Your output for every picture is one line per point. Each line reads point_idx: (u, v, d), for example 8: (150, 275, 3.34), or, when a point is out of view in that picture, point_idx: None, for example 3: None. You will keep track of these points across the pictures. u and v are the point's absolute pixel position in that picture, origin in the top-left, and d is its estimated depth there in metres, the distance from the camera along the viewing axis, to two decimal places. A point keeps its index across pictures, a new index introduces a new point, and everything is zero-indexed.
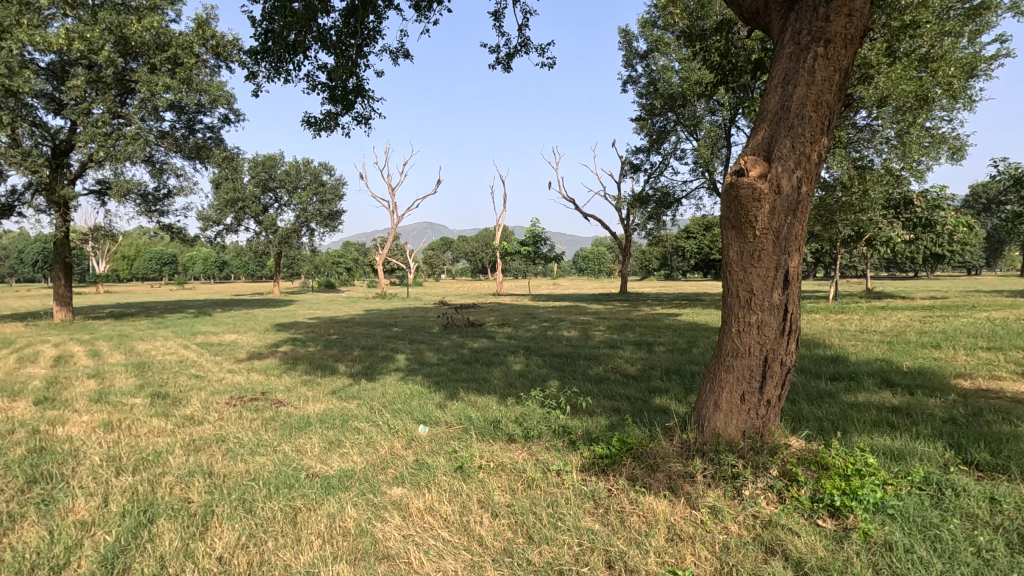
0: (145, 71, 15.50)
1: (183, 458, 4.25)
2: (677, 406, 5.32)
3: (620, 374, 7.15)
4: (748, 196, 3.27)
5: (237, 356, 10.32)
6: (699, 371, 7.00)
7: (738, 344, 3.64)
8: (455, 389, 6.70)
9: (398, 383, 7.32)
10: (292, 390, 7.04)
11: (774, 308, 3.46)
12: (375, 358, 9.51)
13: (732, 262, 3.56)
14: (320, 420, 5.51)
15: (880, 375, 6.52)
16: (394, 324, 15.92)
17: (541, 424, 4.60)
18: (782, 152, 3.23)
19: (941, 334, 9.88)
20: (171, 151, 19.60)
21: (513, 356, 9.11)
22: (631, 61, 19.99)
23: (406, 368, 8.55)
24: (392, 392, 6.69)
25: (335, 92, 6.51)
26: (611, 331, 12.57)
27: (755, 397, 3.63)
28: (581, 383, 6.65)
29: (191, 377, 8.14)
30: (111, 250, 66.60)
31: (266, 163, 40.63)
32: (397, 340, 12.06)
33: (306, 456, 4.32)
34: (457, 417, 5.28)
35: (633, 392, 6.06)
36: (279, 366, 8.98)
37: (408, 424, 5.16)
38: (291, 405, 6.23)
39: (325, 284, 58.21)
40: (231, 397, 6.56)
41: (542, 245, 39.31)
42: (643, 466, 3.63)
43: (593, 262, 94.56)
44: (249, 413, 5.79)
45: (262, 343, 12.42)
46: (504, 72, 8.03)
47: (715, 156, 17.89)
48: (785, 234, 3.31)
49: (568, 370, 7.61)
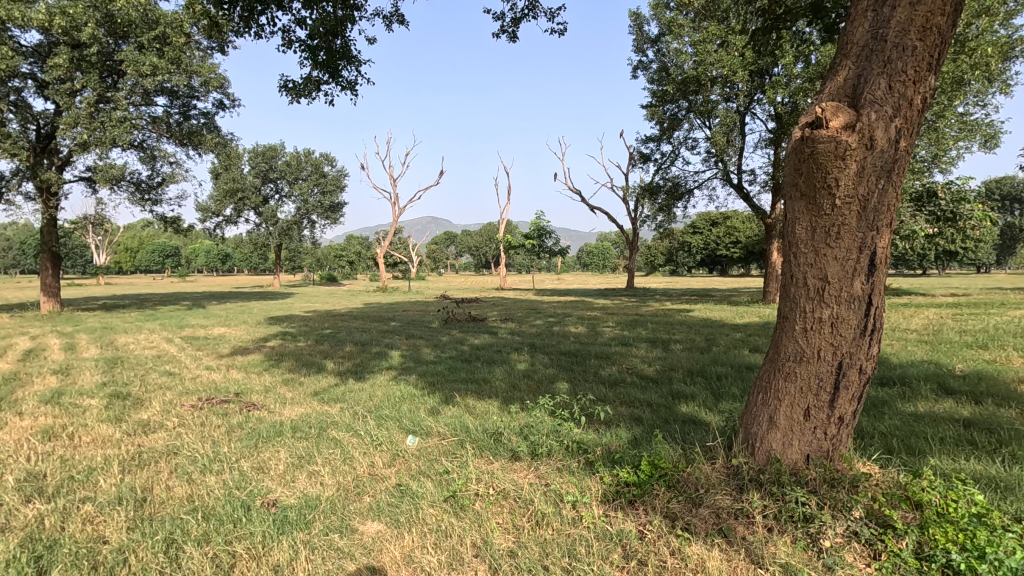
0: (132, 51, 14.73)
1: (118, 478, 3.52)
2: (708, 416, 4.58)
3: (636, 375, 6.41)
4: (828, 152, 2.50)
5: (220, 351, 9.60)
6: (725, 373, 6.23)
7: (803, 347, 2.88)
8: (452, 391, 5.94)
9: (389, 384, 6.56)
10: (270, 392, 6.29)
11: (853, 301, 2.69)
12: (368, 355, 8.77)
13: (799, 242, 2.79)
14: (295, 427, 4.77)
15: (935, 380, 5.74)
16: (391, 319, 15.21)
17: (551, 437, 3.85)
18: (875, 95, 2.45)
19: (984, 334, 9.05)
20: (162, 137, 18.88)
21: (516, 354, 8.34)
22: (642, 45, 19.07)
23: (399, 366, 7.80)
24: (380, 394, 5.93)
25: (318, 54, 5.75)
26: (621, 328, 11.76)
27: (823, 412, 2.89)
28: (594, 386, 5.89)
29: (163, 374, 7.40)
30: (112, 241, 66.09)
31: (266, 154, 39.91)
32: (393, 335, 11.30)
33: (268, 477, 3.58)
34: (452, 426, 4.53)
35: (655, 398, 5.30)
36: (262, 363, 8.27)
37: (395, 435, 4.42)
38: (265, 409, 5.48)
39: (327, 277, 57.62)
40: (199, 399, 5.82)
41: (547, 238, 38.50)
42: (682, 498, 2.89)
43: (598, 258, 93.69)
44: (215, 419, 5.05)
45: (251, 337, 11.72)
46: (510, 41, 7.30)
47: (730, 145, 17.01)
48: (874, 204, 2.53)
49: (578, 371, 6.88)
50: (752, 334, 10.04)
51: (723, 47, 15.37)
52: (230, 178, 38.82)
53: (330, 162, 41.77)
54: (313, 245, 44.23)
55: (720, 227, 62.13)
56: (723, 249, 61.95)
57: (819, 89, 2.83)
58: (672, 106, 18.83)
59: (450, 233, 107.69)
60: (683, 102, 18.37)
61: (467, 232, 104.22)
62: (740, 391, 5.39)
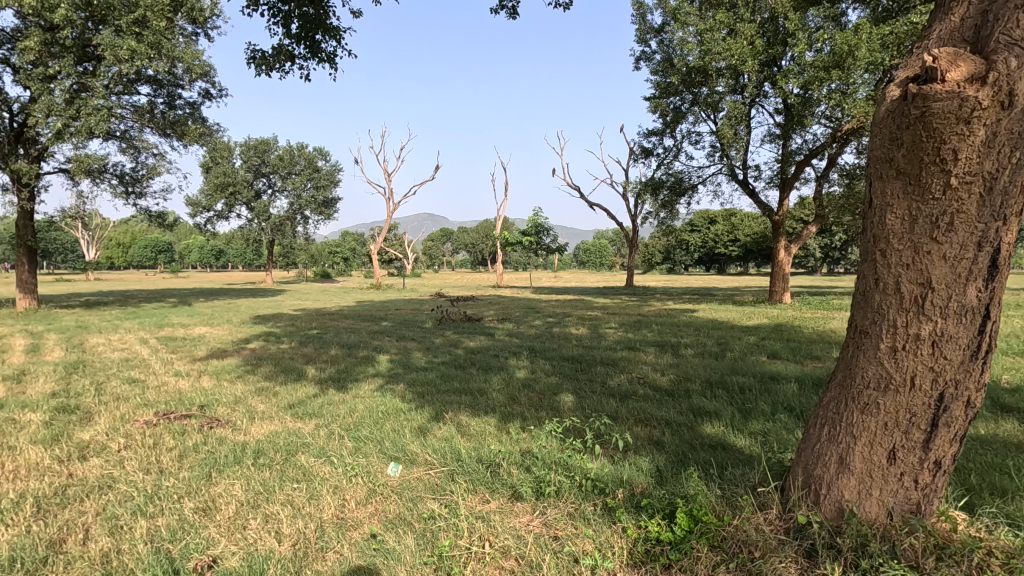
0: (110, 35, 13.97)
1: (25, 525, 2.86)
2: (738, 440, 3.97)
3: (649, 386, 5.78)
4: (947, 114, 1.86)
5: (195, 354, 8.91)
6: (748, 385, 5.60)
7: (890, 372, 2.23)
8: (442, 405, 5.27)
9: (373, 395, 5.89)
10: (240, 404, 5.60)
11: (965, 314, 2.04)
12: (354, 360, 8.09)
13: (891, 235, 2.15)
14: (259, 451, 4.11)
15: (987, 395, 5.10)
16: (383, 318, 14.55)
17: (560, 470, 3.22)
18: (1014, 34, 1.81)
19: (1016, 339, 8.44)
20: (145, 127, 18.14)
21: (515, 359, 7.69)
22: (645, 35, 18.38)
23: (387, 373, 7.14)
24: (362, 409, 5.26)
25: (295, 22, 5.07)
26: (624, 330, 11.11)
27: (915, 455, 2.24)
28: (603, 401, 5.25)
29: (125, 381, 6.71)
30: (103, 235, 65.07)
31: (259, 148, 39.13)
32: (383, 337, 10.62)
33: (213, 523, 2.91)
34: (442, 453, 3.88)
35: (674, 416, 4.67)
36: (237, 369, 7.58)
37: (374, 464, 3.76)
38: (229, 426, 4.80)
39: (321, 274, 56.82)
40: (157, 414, 5.13)
41: (545, 236, 37.83)
42: (735, 565, 2.25)
43: (596, 256, 92.98)
44: (168, 439, 4.37)
45: (232, 338, 11.02)
46: (510, 18, 6.65)
47: (737, 140, 16.38)
48: (1003, 185, 1.89)
49: (584, 380, 6.23)
50: (766, 338, 9.44)
51: (731, 35, 14.69)
52: (221, 172, 37.97)
53: (324, 156, 40.97)
54: (307, 241, 43.45)
55: (718, 225, 61.64)
56: (722, 247, 61.44)
57: (912, 42, 2.21)
58: (676, 98, 18.16)
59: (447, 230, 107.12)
60: (688, 94, 17.70)
61: (464, 229, 103.48)
62: (770, 408, 4.76)
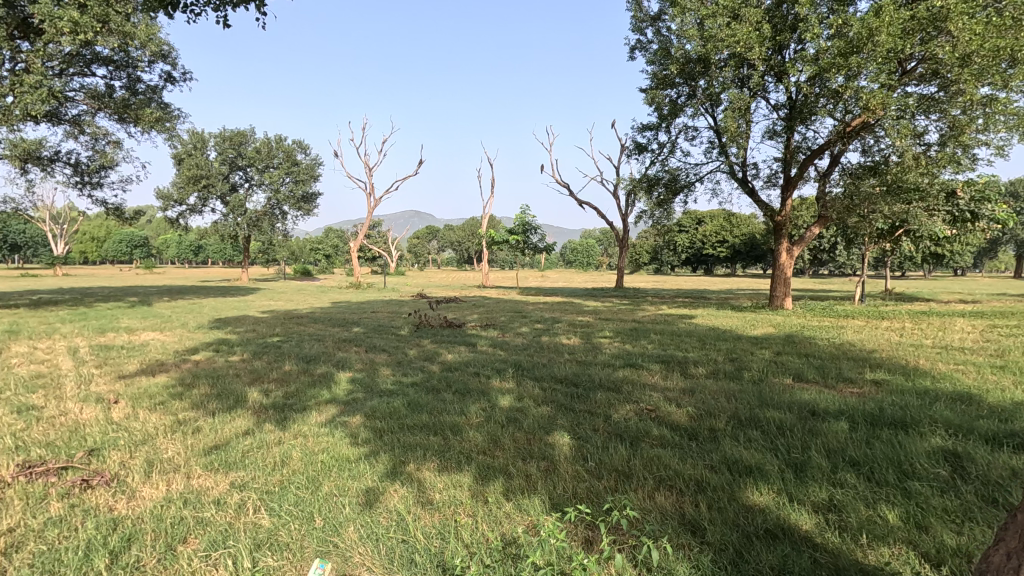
0: (49, 4, 12.46)
1: None
2: (804, 523, 2.89)
3: (664, 423, 4.66)
4: None
5: (123, 370, 7.57)
6: (786, 424, 4.51)
7: None
8: (401, 454, 4.09)
9: (320, 433, 4.71)
10: (144, 448, 4.36)
11: None
12: (309, 379, 6.83)
13: None
14: (132, 537, 2.89)
15: None
16: (356, 323, 13.28)
17: None
18: None
19: None
20: (98, 110, 16.67)
21: (498, 380, 6.55)
22: (641, 24, 17.28)
23: (344, 399, 5.92)
24: (298, 458, 4.04)
25: None
26: (621, 340, 10.05)
27: None
28: (610, 448, 4.10)
29: (12, 410, 5.40)
30: (72, 229, 62.40)
31: (234, 139, 37.43)
32: (350, 348, 9.37)
33: None
34: (391, 549, 2.71)
35: (705, 473, 3.58)
36: (165, 390, 6.29)
37: (286, 568, 2.58)
38: (113, 487, 3.58)
39: (302, 271, 55.07)
40: (21, 465, 3.87)
41: (532, 235, 36.83)
42: None
43: (584, 256, 92.38)
44: (11, 515, 3.12)
45: (177, 347, 9.70)
46: None
47: (739, 135, 15.37)
48: None
49: (580, 413, 5.08)
50: (780, 352, 8.44)
51: (734, 22, 13.64)
52: (194, 163, 36.31)
53: (304, 149, 39.48)
54: (285, 238, 41.87)
55: (708, 225, 61.20)
56: (710, 249, 61.03)
57: None
58: (672, 90, 17.15)
59: (432, 228, 105.59)
60: (685, 86, 16.70)
61: (449, 227, 102.37)
62: (829, 462, 3.66)
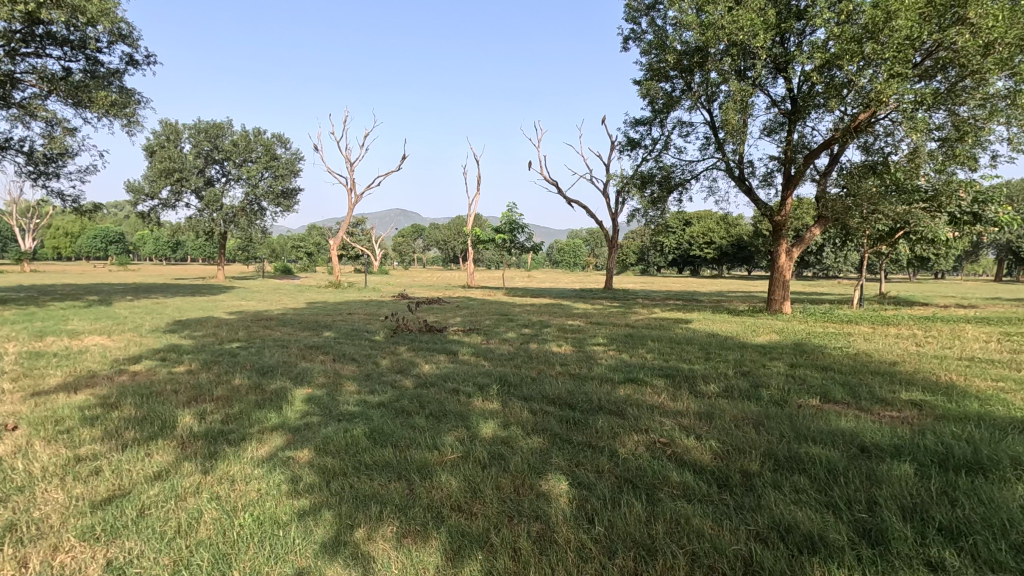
0: None
1: None
2: None
3: (684, 464, 3.75)
4: None
5: (42, 384, 6.47)
6: (836, 465, 3.64)
7: None
8: (350, 513, 3.11)
9: (252, 477, 3.70)
10: (9, 502, 3.31)
11: None
12: (257, 398, 5.80)
13: None
14: None
15: None
16: (329, 327, 12.19)
17: None
18: None
19: None
20: (50, 93, 15.42)
21: (481, 400, 5.59)
22: (635, 13, 16.45)
23: (295, 425, 4.92)
24: (210, 521, 3.03)
25: None
26: (617, 348, 9.16)
27: None
28: (621, 504, 3.17)
29: None
30: (41, 224, 60.01)
31: (210, 131, 35.96)
32: (315, 357, 8.31)
33: None
34: None
35: (753, 547, 2.67)
36: (79, 413, 5.22)
37: None
38: None
39: (282, 270, 53.43)
40: None
41: (519, 233, 35.92)
42: None
43: (571, 256, 91.82)
44: None
45: (118, 355, 8.59)
46: None
47: (737, 130, 14.59)
48: None
49: (578, 448, 4.13)
50: (794, 364, 7.59)
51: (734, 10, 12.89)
52: (166, 155, 34.81)
53: (283, 144, 38.17)
54: (263, 236, 40.50)
55: (695, 226, 60.76)
56: (698, 250, 60.57)
57: None
58: (668, 83, 16.30)
59: (417, 226, 104.42)
60: (681, 79, 15.92)
61: (435, 226, 101.19)
62: (914, 530, 2.77)
